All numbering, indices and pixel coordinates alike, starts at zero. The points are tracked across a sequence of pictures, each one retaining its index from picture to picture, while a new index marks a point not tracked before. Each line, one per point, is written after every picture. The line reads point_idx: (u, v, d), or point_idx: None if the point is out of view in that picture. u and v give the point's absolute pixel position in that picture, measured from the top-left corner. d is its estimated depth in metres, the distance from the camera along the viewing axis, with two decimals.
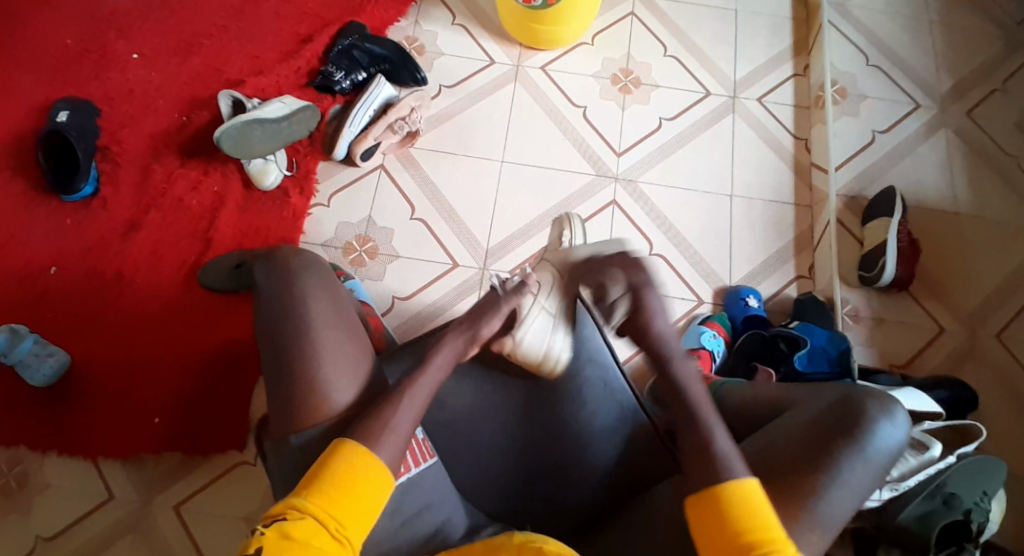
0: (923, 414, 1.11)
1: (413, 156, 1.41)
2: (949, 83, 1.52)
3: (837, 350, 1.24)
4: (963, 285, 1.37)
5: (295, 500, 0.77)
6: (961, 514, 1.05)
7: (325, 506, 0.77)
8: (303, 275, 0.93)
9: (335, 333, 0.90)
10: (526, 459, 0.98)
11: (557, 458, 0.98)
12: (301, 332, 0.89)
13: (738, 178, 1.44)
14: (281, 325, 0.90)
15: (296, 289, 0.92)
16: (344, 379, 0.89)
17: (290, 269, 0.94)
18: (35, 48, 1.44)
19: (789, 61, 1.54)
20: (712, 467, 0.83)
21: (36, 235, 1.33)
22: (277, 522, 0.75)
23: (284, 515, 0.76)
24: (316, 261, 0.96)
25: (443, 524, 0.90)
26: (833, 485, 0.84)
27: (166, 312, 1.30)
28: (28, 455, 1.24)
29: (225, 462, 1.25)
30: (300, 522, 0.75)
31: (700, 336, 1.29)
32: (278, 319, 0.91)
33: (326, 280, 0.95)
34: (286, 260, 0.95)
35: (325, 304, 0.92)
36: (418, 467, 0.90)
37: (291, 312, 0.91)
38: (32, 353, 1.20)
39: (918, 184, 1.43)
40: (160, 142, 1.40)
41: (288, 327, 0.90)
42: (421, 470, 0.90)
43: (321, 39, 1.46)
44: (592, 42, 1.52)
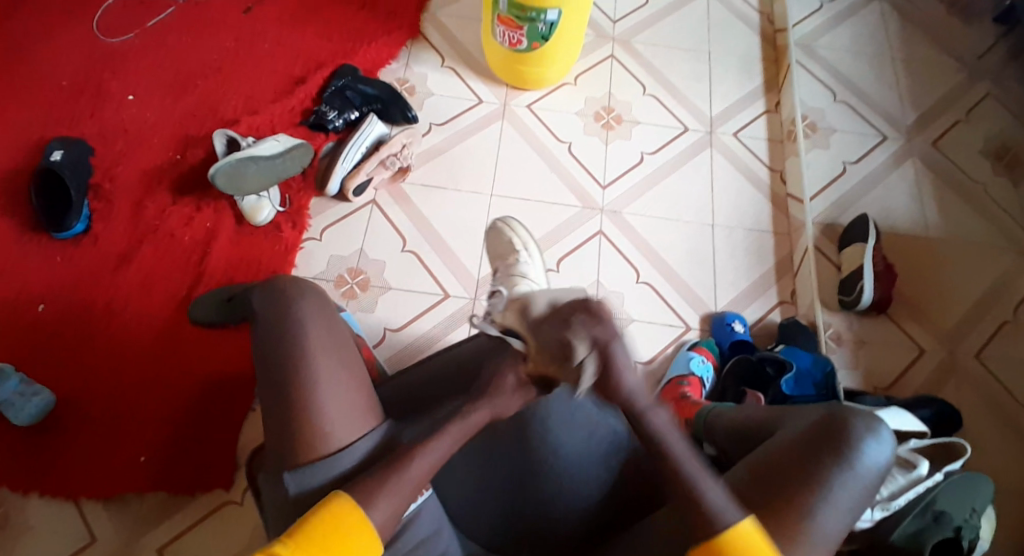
0: (908, 433, 1.12)
1: (404, 191, 1.45)
2: (913, 117, 1.60)
3: (822, 373, 1.27)
4: (940, 306, 1.42)
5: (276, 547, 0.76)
6: (952, 530, 1.06)
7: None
8: (301, 300, 0.93)
9: (331, 360, 0.89)
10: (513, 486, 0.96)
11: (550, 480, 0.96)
12: (297, 359, 0.89)
13: (719, 208, 1.50)
14: (281, 350, 0.89)
15: (294, 315, 0.92)
16: (344, 405, 0.88)
17: (284, 299, 0.93)
18: (30, 88, 1.46)
19: (761, 98, 1.62)
20: (707, 475, 0.84)
21: (24, 271, 1.32)
22: None
23: None
24: (314, 289, 0.96)
25: (443, 548, 0.89)
26: (824, 503, 0.85)
27: (157, 347, 1.29)
28: (11, 495, 1.20)
29: (211, 501, 1.22)
30: None
31: (689, 361, 1.31)
32: (275, 347, 0.90)
33: (324, 305, 0.94)
34: (281, 287, 0.95)
35: (322, 330, 0.92)
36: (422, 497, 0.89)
37: (286, 338, 0.90)
38: (16, 392, 1.19)
39: (890, 211, 1.50)
40: (154, 179, 1.41)
41: (284, 354, 0.89)
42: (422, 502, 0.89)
43: (314, 80, 1.51)
44: (575, 82, 1.59)
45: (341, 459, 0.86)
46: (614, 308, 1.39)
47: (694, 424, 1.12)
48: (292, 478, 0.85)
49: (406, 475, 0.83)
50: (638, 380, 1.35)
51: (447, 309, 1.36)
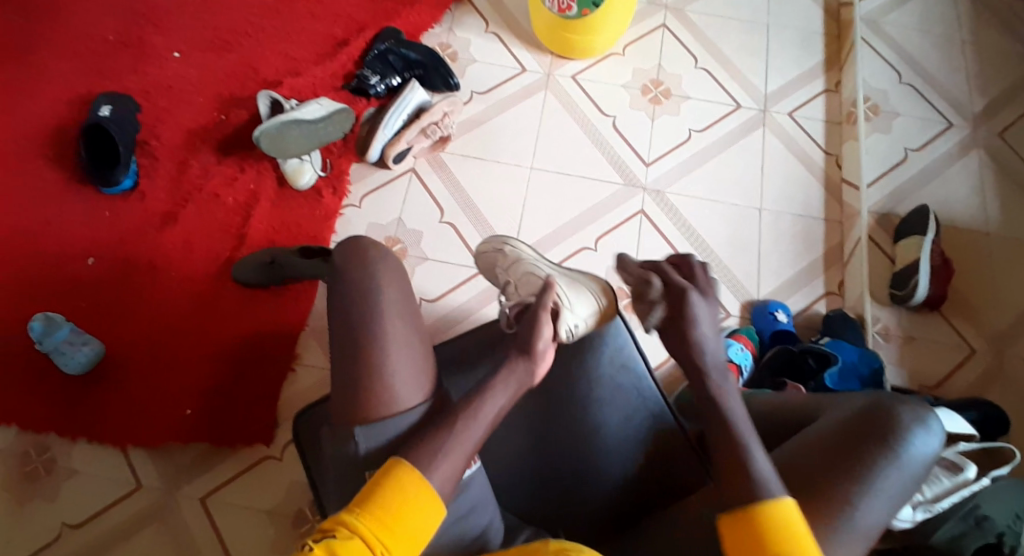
0: (957, 435, 1.08)
1: (444, 160, 1.43)
2: (981, 103, 1.51)
3: (868, 369, 1.22)
4: (995, 304, 1.35)
5: (347, 517, 0.74)
6: (994, 536, 1.01)
7: (375, 541, 0.73)
8: (377, 262, 0.91)
9: (403, 326, 0.88)
10: (546, 462, 0.96)
11: (577, 456, 0.95)
12: (369, 318, 0.87)
13: (769, 191, 1.44)
14: (349, 309, 0.88)
15: (368, 276, 0.90)
16: (407, 374, 0.86)
17: (359, 252, 0.92)
18: (80, 44, 1.48)
19: (820, 76, 1.55)
20: (743, 473, 0.77)
21: (73, 225, 1.36)
22: (326, 537, 0.72)
23: (334, 530, 0.73)
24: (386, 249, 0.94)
25: (486, 526, 0.87)
26: (865, 495, 0.82)
27: (199, 307, 1.32)
28: (57, 441, 1.25)
29: (251, 456, 1.25)
30: (348, 540, 0.72)
31: (728, 348, 1.28)
32: (341, 306, 0.89)
33: (393, 265, 0.93)
34: (361, 247, 0.93)
35: (397, 294, 0.90)
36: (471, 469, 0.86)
37: (359, 296, 0.88)
38: (66, 341, 1.21)
39: (950, 202, 1.42)
40: (198, 138, 1.43)
41: (346, 318, 0.88)
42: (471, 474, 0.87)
43: (356, 43, 1.49)
44: (623, 52, 1.54)
45: (401, 419, 0.85)
46: None
47: (729, 409, 1.10)
48: (362, 434, 0.84)
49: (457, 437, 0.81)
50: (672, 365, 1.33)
51: (483, 281, 1.35)
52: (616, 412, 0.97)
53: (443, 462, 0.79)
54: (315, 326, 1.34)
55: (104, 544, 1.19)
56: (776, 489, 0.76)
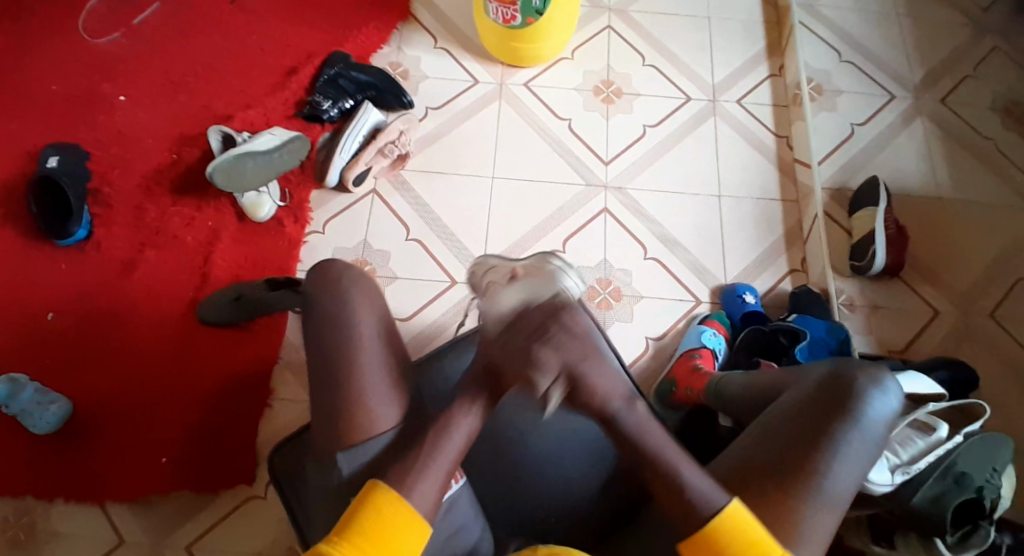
0: (926, 396, 1.13)
1: (404, 179, 1.43)
2: (919, 74, 1.56)
3: (836, 341, 1.26)
4: (952, 267, 1.40)
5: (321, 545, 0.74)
6: (974, 491, 1.04)
7: None
8: (351, 285, 0.92)
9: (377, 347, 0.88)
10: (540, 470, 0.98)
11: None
12: (346, 340, 0.88)
13: (726, 179, 1.47)
14: (327, 334, 0.89)
15: (345, 299, 0.91)
16: (387, 398, 0.86)
17: (334, 273, 0.93)
18: (20, 95, 1.45)
19: (764, 62, 1.58)
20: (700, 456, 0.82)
21: (30, 281, 1.32)
22: None
23: None
24: (362, 273, 0.95)
25: (476, 542, 0.89)
26: (833, 461, 0.86)
27: (171, 350, 1.29)
28: (34, 504, 1.21)
29: (234, 498, 1.23)
30: None
31: (701, 335, 1.31)
32: (321, 333, 0.89)
33: (369, 285, 0.93)
34: (338, 270, 0.94)
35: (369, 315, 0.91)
36: (458, 483, 0.87)
37: (337, 320, 0.89)
38: (32, 401, 1.18)
39: (901, 173, 1.47)
40: (152, 179, 1.40)
41: (331, 342, 0.89)
42: (458, 488, 0.87)
43: (305, 70, 1.48)
44: (572, 56, 1.56)
45: (377, 442, 0.85)
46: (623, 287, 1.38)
47: (706, 394, 1.15)
48: (344, 458, 0.84)
49: (440, 455, 0.81)
50: (649, 358, 1.34)
51: (456, 295, 1.35)
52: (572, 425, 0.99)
53: (432, 475, 0.79)
54: (288, 359, 1.33)
55: None
56: (722, 498, 0.78)
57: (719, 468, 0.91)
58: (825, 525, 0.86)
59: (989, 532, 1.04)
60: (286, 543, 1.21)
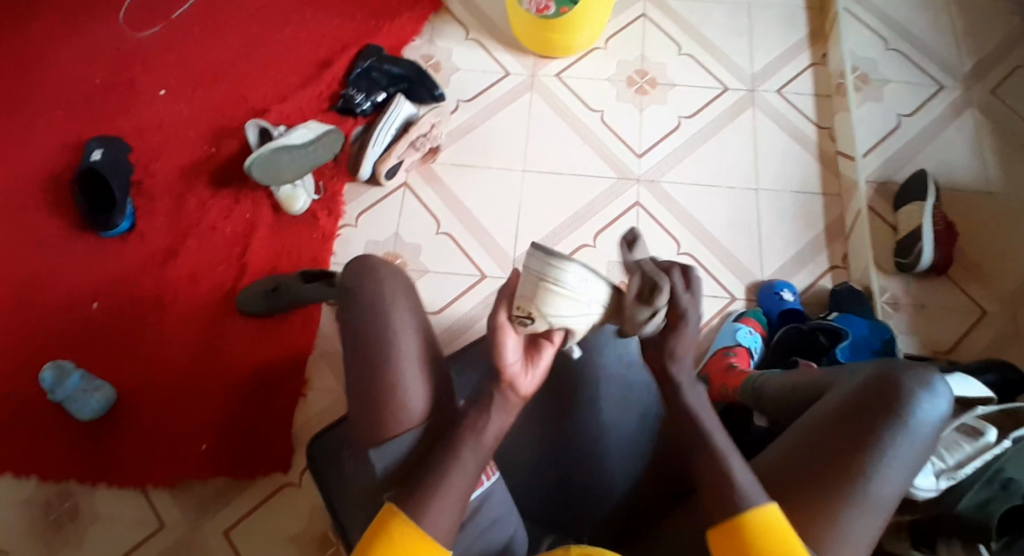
0: (972, 400, 1.09)
1: (435, 171, 1.43)
2: (971, 62, 1.49)
3: (880, 341, 1.22)
4: (1004, 264, 1.34)
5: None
6: (1021, 499, 0.98)
7: None
8: (386, 279, 0.93)
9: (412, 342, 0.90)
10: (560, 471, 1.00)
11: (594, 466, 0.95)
12: (379, 332, 0.90)
13: (764, 171, 1.43)
14: (363, 326, 0.90)
15: (379, 293, 0.92)
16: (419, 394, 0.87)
17: (370, 267, 0.94)
18: (67, 91, 1.49)
19: (806, 50, 1.53)
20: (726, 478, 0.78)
21: (76, 269, 1.37)
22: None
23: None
24: (396, 266, 0.95)
25: (509, 538, 0.89)
26: (881, 467, 0.85)
27: (210, 339, 1.33)
28: (78, 487, 1.26)
29: (269, 485, 1.26)
30: None
31: (735, 332, 1.28)
32: (354, 324, 0.91)
33: (403, 278, 0.94)
34: (373, 262, 0.94)
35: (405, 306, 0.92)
36: (490, 480, 0.88)
37: (373, 312, 0.91)
38: (78, 388, 1.24)
39: (950, 165, 1.40)
40: (191, 172, 1.43)
41: (364, 336, 0.90)
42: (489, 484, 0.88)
43: (339, 63, 1.49)
44: (605, 46, 1.53)
45: (401, 442, 0.86)
46: None
47: (742, 393, 1.13)
48: (376, 453, 0.86)
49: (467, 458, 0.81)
50: None
51: (486, 288, 1.35)
52: (595, 424, 1.01)
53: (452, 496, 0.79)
54: (325, 350, 1.35)
55: None
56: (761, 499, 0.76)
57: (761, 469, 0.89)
58: (869, 532, 0.84)
59: None
60: (320, 528, 1.24)
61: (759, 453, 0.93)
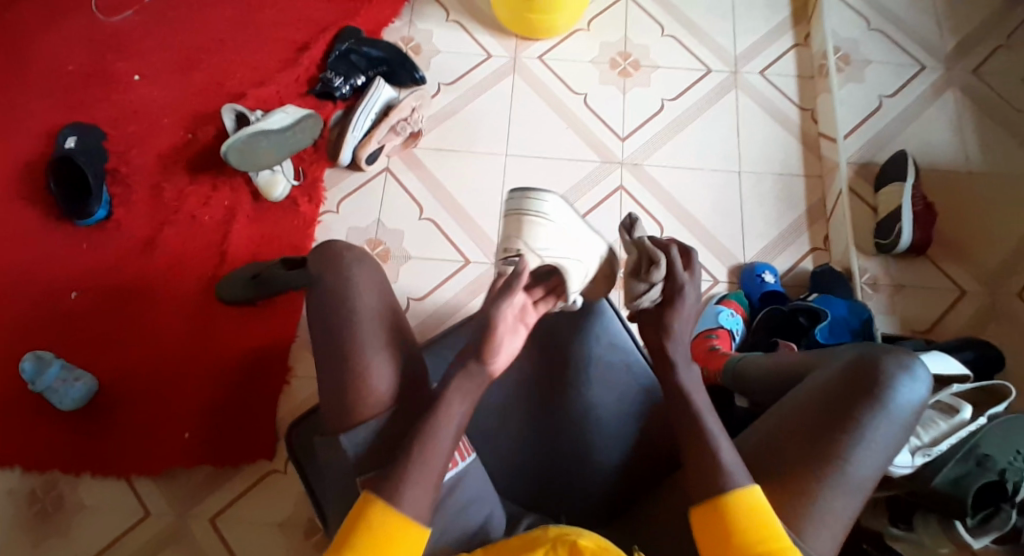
0: (949, 377, 1.11)
1: (417, 156, 1.42)
2: (952, 42, 1.49)
3: (859, 321, 1.23)
4: (981, 244, 1.35)
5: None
6: (996, 474, 1.01)
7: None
8: (352, 268, 0.93)
9: (379, 328, 0.90)
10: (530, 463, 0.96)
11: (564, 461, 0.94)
12: (346, 324, 0.89)
13: (747, 153, 1.43)
14: (332, 316, 0.91)
15: (346, 280, 0.92)
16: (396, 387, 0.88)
17: (335, 256, 0.94)
18: (38, 76, 1.46)
19: (789, 31, 1.53)
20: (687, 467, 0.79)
21: (53, 261, 1.35)
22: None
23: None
24: (364, 255, 0.96)
25: (484, 519, 0.87)
26: (860, 447, 0.86)
27: (190, 329, 1.31)
28: (63, 477, 1.25)
29: (255, 472, 1.26)
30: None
31: (718, 315, 1.29)
32: (320, 312, 0.91)
33: (373, 269, 0.95)
34: (340, 252, 0.95)
35: (374, 299, 0.92)
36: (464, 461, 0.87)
37: (339, 303, 0.91)
38: (59, 378, 1.22)
39: (929, 147, 1.41)
40: (168, 159, 1.41)
41: (332, 327, 0.90)
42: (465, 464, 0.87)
43: (317, 46, 1.47)
44: (588, 27, 1.52)
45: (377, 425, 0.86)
46: None
47: (724, 375, 1.14)
48: (348, 438, 0.85)
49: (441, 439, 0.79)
50: None
51: (469, 275, 1.34)
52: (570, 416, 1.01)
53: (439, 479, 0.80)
54: (305, 336, 1.34)
55: None
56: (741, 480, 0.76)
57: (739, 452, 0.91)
58: (845, 514, 0.86)
59: (1011, 514, 1.00)
60: (305, 515, 1.24)
61: (741, 435, 0.94)
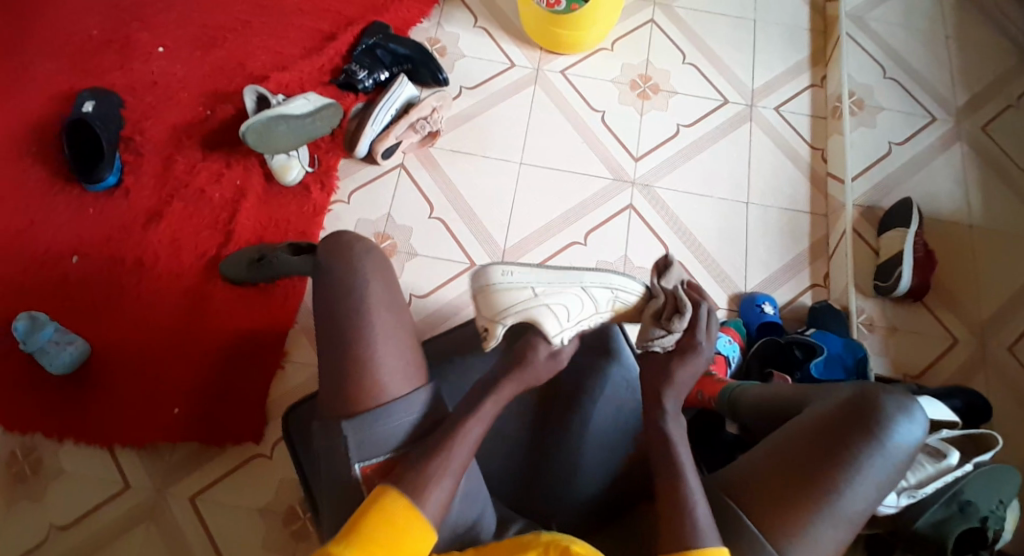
0: (938, 422, 1.08)
1: (432, 155, 1.43)
2: (963, 98, 1.53)
3: (853, 358, 1.24)
4: (978, 296, 1.37)
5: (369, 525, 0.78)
6: (978, 521, 1.02)
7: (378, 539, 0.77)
8: (361, 258, 0.93)
9: (388, 321, 0.90)
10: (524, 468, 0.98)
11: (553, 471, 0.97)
12: (356, 315, 0.89)
13: (755, 185, 1.46)
14: (338, 305, 0.90)
15: (355, 272, 0.92)
16: (399, 377, 0.88)
17: (343, 245, 0.95)
18: (61, 39, 1.46)
19: (806, 71, 1.56)
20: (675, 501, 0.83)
21: (59, 223, 1.34)
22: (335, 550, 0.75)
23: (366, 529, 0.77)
24: (369, 243, 0.96)
25: (474, 521, 0.88)
26: (854, 483, 0.86)
27: (188, 304, 1.31)
28: (43, 441, 1.23)
29: (238, 455, 1.25)
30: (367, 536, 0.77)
31: (716, 340, 1.29)
32: (327, 301, 0.91)
33: (377, 258, 0.95)
34: (347, 242, 0.95)
35: (383, 290, 0.92)
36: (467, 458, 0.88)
37: (345, 294, 0.91)
38: (51, 341, 1.20)
39: (934, 196, 1.44)
40: (183, 133, 1.41)
41: (342, 313, 0.90)
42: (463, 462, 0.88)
43: (344, 37, 1.48)
44: (612, 47, 1.54)
45: (383, 414, 0.86)
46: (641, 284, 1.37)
47: (718, 400, 1.14)
48: (349, 426, 0.85)
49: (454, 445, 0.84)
50: None
51: None
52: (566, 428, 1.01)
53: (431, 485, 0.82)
54: (305, 323, 1.34)
55: (92, 544, 1.18)
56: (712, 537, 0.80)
57: (733, 474, 0.91)
58: (831, 546, 0.86)
59: None
60: (287, 500, 1.23)
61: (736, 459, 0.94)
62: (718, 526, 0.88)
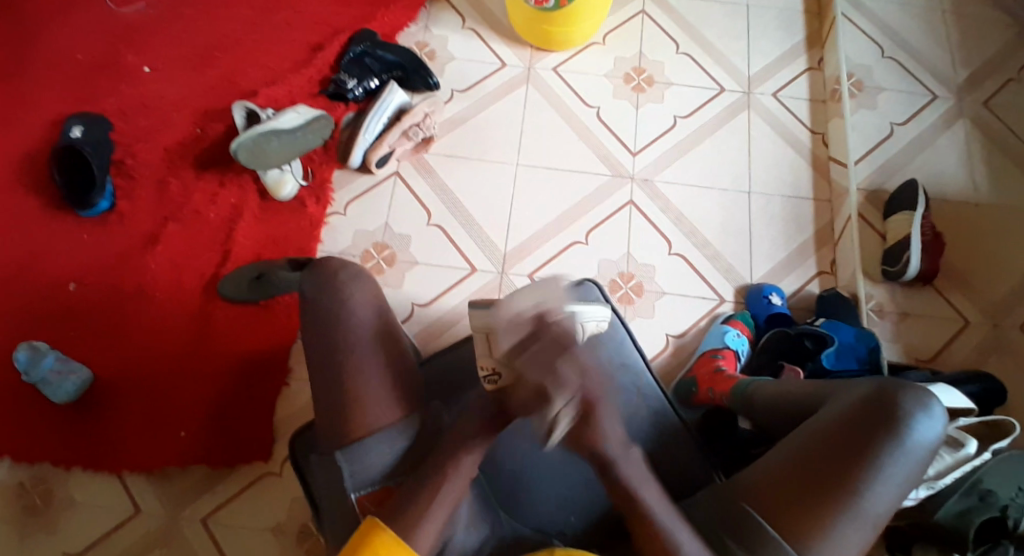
0: (956, 410, 1.05)
1: (427, 161, 1.41)
2: (964, 73, 1.50)
3: (866, 348, 1.20)
4: (987, 276, 1.35)
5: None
6: (999, 510, 0.98)
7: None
8: (348, 283, 0.96)
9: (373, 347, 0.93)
10: None
11: None
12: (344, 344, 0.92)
13: (757, 174, 1.43)
14: (328, 332, 0.93)
15: (342, 298, 0.95)
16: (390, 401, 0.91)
17: (331, 271, 0.97)
18: (47, 64, 1.44)
19: (802, 55, 1.54)
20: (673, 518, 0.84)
21: (55, 251, 1.32)
22: None
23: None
24: (358, 269, 0.99)
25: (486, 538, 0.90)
26: (876, 483, 0.84)
27: (188, 325, 1.29)
28: (52, 472, 1.22)
29: (248, 475, 1.24)
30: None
31: (723, 335, 1.27)
32: (318, 328, 0.94)
33: (367, 284, 0.98)
34: (334, 268, 0.98)
35: (371, 316, 0.95)
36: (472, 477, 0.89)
37: (333, 322, 0.93)
38: (53, 370, 1.19)
39: (939, 176, 1.42)
40: (175, 154, 1.39)
41: (331, 341, 0.92)
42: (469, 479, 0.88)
43: (332, 46, 1.46)
44: (603, 42, 1.52)
45: (377, 440, 0.89)
46: (645, 282, 1.35)
47: (732, 396, 1.13)
48: (342, 456, 0.89)
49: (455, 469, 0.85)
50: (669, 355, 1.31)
51: (475, 283, 1.33)
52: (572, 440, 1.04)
53: (438, 510, 0.83)
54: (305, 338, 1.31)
55: None
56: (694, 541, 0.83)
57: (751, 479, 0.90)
58: (855, 547, 0.85)
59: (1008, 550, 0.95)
60: (300, 517, 1.22)
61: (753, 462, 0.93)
62: (737, 530, 0.87)
